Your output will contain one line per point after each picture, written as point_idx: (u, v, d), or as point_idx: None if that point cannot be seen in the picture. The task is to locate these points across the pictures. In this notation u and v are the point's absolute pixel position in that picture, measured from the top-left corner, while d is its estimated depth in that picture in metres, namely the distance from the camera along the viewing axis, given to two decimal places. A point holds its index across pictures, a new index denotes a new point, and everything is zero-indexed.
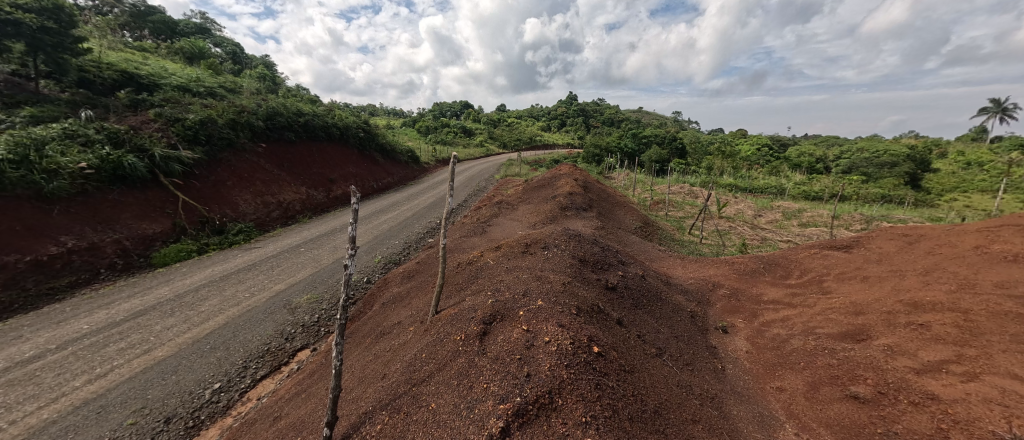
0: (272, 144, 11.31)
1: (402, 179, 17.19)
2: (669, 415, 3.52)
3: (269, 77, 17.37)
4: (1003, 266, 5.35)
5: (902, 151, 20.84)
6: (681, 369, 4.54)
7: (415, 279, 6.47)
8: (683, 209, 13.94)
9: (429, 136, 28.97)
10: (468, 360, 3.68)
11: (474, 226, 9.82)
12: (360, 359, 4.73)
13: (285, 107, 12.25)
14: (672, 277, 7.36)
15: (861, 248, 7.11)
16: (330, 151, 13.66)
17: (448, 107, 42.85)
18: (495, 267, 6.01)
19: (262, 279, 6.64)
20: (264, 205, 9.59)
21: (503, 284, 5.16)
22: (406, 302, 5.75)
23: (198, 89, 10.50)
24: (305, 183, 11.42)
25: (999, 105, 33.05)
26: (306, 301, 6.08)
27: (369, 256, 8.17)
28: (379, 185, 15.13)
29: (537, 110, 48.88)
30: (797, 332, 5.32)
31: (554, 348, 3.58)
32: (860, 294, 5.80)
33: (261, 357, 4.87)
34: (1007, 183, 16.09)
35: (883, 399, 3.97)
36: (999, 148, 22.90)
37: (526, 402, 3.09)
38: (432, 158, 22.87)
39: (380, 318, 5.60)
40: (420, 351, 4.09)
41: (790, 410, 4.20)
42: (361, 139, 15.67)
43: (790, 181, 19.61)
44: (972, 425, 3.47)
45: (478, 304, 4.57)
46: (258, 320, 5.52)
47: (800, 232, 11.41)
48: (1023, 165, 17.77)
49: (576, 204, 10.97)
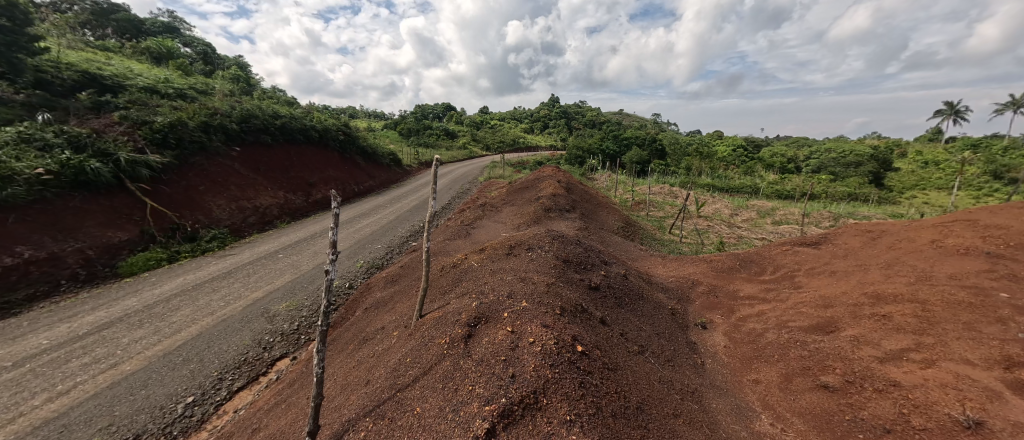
0: (247, 147, 11.09)
1: (384, 182, 17.07)
2: (651, 410, 3.63)
3: (243, 78, 16.98)
4: (956, 258, 5.69)
5: (866, 151, 21.87)
6: (663, 366, 4.67)
7: (399, 283, 6.45)
8: (663, 209, 14.27)
9: (411, 139, 28.81)
10: (453, 363, 3.73)
11: (458, 228, 9.86)
12: (342, 366, 4.71)
13: (260, 109, 12.02)
14: (653, 275, 7.56)
15: (829, 244, 7.45)
16: (309, 154, 13.46)
17: (430, 109, 42.68)
18: (480, 269, 6.07)
19: (238, 287, 6.52)
20: (240, 210, 9.39)
21: (488, 286, 5.22)
22: (391, 306, 5.75)
23: (167, 90, 10.22)
24: (283, 187, 11.23)
25: (952, 106, 35.01)
26: (285, 308, 6.00)
27: (352, 261, 8.12)
28: (361, 188, 14.99)
29: (520, 112, 49.14)
30: (771, 326, 5.54)
31: (538, 348, 3.66)
32: (829, 288, 6.07)
33: (237, 368, 4.79)
34: (961, 181, 17.07)
35: (850, 387, 4.19)
36: (952, 148, 24.33)
37: (511, 403, 3.15)
38: (415, 160, 22.74)
39: (363, 323, 5.58)
40: (405, 355, 4.12)
41: (765, 401, 4.38)
42: (341, 141, 15.50)
43: (764, 180, 20.31)
44: (931, 409, 3.69)
45: (462, 307, 4.61)
46: (234, 330, 5.42)
47: (774, 229, 11.83)
48: (974, 163, 18.94)
49: (560, 205, 11.14)
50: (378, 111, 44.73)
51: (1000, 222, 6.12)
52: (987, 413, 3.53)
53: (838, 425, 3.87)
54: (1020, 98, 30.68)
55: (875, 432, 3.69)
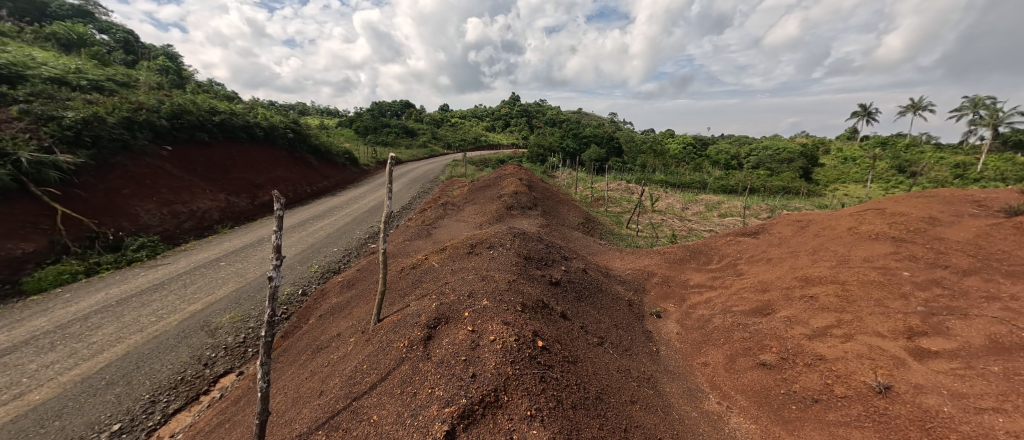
0: (179, 145, 10.35)
1: (340, 181, 16.53)
2: (610, 399, 3.83)
3: (172, 70, 15.72)
4: (869, 242, 6.38)
5: (797, 148, 23.90)
6: (621, 355, 4.92)
7: (356, 288, 6.34)
8: (620, 205, 14.86)
9: (368, 137, 27.97)
10: (412, 367, 3.75)
11: (419, 228, 9.78)
12: (293, 378, 4.55)
13: (194, 104, 11.23)
14: (612, 268, 7.91)
15: (766, 234, 8.12)
16: (253, 153, 12.78)
17: (387, 106, 41.58)
18: (440, 269, 6.09)
19: (173, 300, 6.12)
20: (174, 214, 8.78)
21: (448, 287, 5.26)
22: (347, 312, 5.63)
23: (79, 81, 9.30)
24: (224, 188, 10.60)
25: (865, 108, 38.84)
26: (228, 320, 5.72)
27: (305, 266, 7.84)
28: (314, 188, 14.43)
29: (481, 110, 48.98)
30: (717, 312, 5.97)
31: (498, 346, 3.75)
32: (765, 274, 6.62)
33: (173, 389, 4.51)
34: (873, 176, 19.17)
35: (785, 364, 4.62)
36: (866, 145, 27.25)
37: (472, 403, 3.21)
38: (372, 159, 22.13)
39: (318, 331, 5.40)
40: (362, 362, 4.09)
41: (713, 382, 4.74)
42: (290, 139, 14.83)
43: (711, 176, 21.62)
44: (850, 378, 4.15)
45: (422, 309, 4.63)
46: (169, 347, 5.10)
47: (720, 222, 12.64)
48: (883, 160, 21.32)
49: (521, 203, 11.30)
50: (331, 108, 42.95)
51: (902, 209, 6.92)
52: (895, 378, 4.00)
53: (775, 399, 4.27)
54: (918, 101, 34.61)
55: (805, 403, 4.11)
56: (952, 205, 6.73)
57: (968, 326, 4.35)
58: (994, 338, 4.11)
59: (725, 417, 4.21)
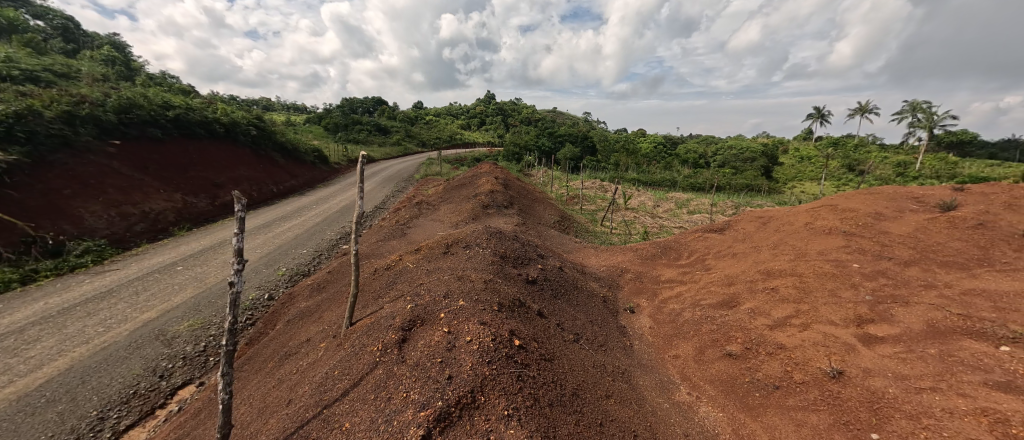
0: (128, 142, 9.84)
1: (309, 181, 16.09)
2: (586, 395, 3.94)
3: (119, 61, 14.87)
4: (823, 236, 6.79)
5: (758, 147, 25.08)
6: (596, 351, 5.06)
7: (326, 291, 6.22)
8: (595, 203, 15.17)
9: (338, 134, 27.27)
10: (386, 371, 3.73)
11: (393, 228, 9.66)
12: (258, 386, 4.42)
13: (143, 98, 10.70)
14: (587, 266, 8.09)
15: (732, 230, 8.49)
16: (212, 151, 12.26)
17: (358, 102, 40.65)
18: (415, 270, 6.07)
19: (125, 309, 5.83)
20: (123, 216, 8.33)
21: (423, 287, 5.25)
22: (318, 316, 5.53)
23: (11, 72, 8.69)
24: (181, 189, 10.13)
25: (819, 111, 40.88)
26: (186, 328, 5.49)
27: (272, 268, 7.62)
28: (281, 188, 13.97)
29: (456, 107, 48.61)
30: (687, 305, 6.22)
31: (475, 346, 3.79)
32: (731, 268, 6.93)
33: (124, 404, 4.29)
34: (827, 174, 20.52)
35: (749, 353, 4.87)
36: (820, 144, 28.94)
37: (448, 405, 3.21)
38: (343, 157, 21.62)
39: (286, 337, 5.26)
40: (333, 368, 4.04)
41: (683, 373, 4.95)
42: (252, 137, 14.34)
43: (681, 174, 22.35)
44: (807, 364, 4.41)
45: (396, 311, 4.62)
46: (120, 359, 4.85)
47: (689, 219, 13.08)
48: (835, 159, 22.75)
49: (497, 202, 11.35)
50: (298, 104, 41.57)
51: (852, 205, 7.39)
52: (846, 363, 4.29)
53: (740, 387, 4.51)
54: (865, 105, 36.86)
55: (767, 390, 4.35)
56: (894, 201, 7.24)
57: (909, 313, 4.69)
58: (932, 323, 4.44)
59: (695, 406, 4.39)
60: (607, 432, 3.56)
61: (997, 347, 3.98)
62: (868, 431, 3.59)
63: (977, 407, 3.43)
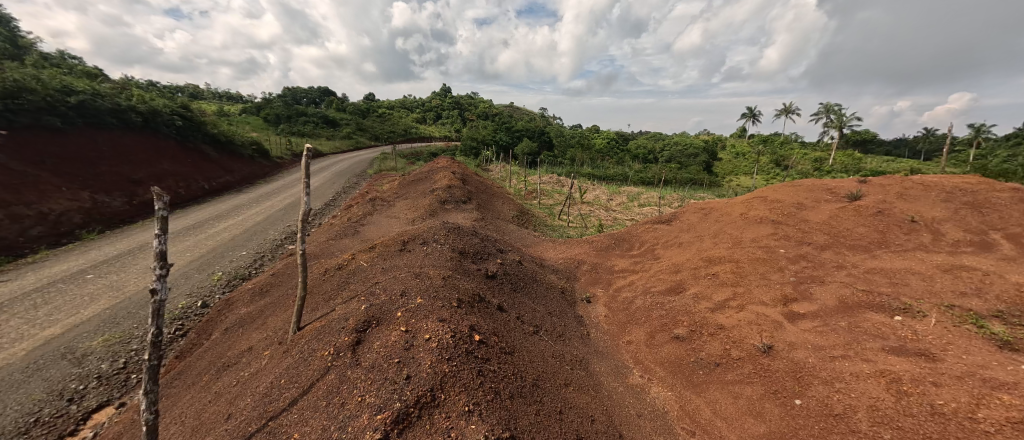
0: (19, 132, 8.74)
1: (246, 176, 15.14)
2: (545, 385, 4.12)
3: (5, 37, 13.07)
4: (756, 225, 7.45)
5: (701, 143, 26.82)
6: (555, 341, 5.28)
7: (270, 295, 5.95)
8: (553, 197, 15.56)
9: (281, 126, 25.74)
10: (340, 376, 3.70)
11: (345, 225, 9.38)
12: (191, 401, 4.11)
13: (37, 82, 9.54)
14: (546, 258, 8.35)
15: (678, 221, 9.08)
16: (125, 143, 11.20)
17: (303, 93, 38.57)
18: (370, 268, 6.01)
19: (23, 325, 5.11)
20: (15, 218, 7.38)
21: (378, 287, 5.22)
22: (262, 322, 5.29)
23: None
24: (88, 187, 9.17)
25: (751, 111, 44.05)
26: (101, 344, 4.88)
27: (205, 273, 7.10)
28: (213, 184, 13.02)
29: (411, 100, 47.44)
30: (639, 293, 6.62)
31: (434, 344, 3.85)
32: (677, 257, 7.45)
33: (23, 434, 3.71)
34: (759, 169, 22.53)
35: (693, 335, 5.29)
36: (755, 141, 31.40)
37: (407, 406, 3.24)
38: (286, 151, 20.49)
39: (223, 346, 4.95)
40: (279, 376, 3.93)
41: (636, 357, 5.29)
42: (175, 128, 13.26)
43: (632, 169, 23.41)
44: (743, 342, 4.86)
45: (349, 313, 4.57)
46: (16, 383, 4.21)
47: (640, 212, 13.79)
48: (766, 155, 24.90)
49: (455, 197, 11.32)
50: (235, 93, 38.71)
51: (779, 196, 8.15)
52: (775, 338, 4.79)
53: (687, 367, 4.90)
54: (788, 106, 40.34)
55: (709, 367, 4.77)
56: (812, 192, 8.05)
57: (826, 291, 5.32)
58: (843, 299, 5.06)
59: (646, 388, 4.72)
60: (565, 419, 3.76)
61: (892, 317, 4.60)
62: (792, 398, 4.06)
63: (877, 370, 3.94)
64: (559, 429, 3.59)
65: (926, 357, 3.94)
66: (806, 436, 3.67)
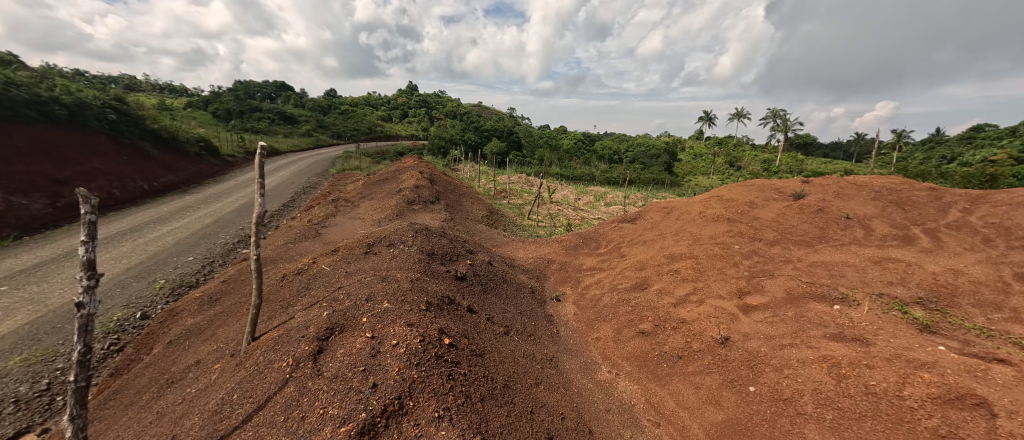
0: None
1: (191, 176, 14.28)
2: (516, 386, 4.18)
3: None
4: (714, 222, 7.83)
5: (662, 145, 27.86)
6: (525, 341, 5.36)
7: (221, 304, 5.67)
8: (522, 197, 15.70)
9: (233, 122, 24.38)
10: (300, 387, 3.59)
11: (305, 228, 9.07)
12: (128, 423, 3.80)
13: None
14: (516, 258, 8.44)
15: (642, 219, 9.40)
16: (49, 139, 10.29)
17: (257, 90, 36.80)
18: (333, 273, 5.86)
19: None
20: None
21: (341, 292, 5.11)
22: (211, 333, 5.03)
23: None
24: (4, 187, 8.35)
25: (708, 115, 45.88)
26: (18, 365, 4.46)
27: (146, 282, 6.65)
28: (153, 184, 12.19)
29: (375, 97, 46.28)
30: (606, 290, 6.83)
31: (401, 350, 3.82)
32: (642, 254, 7.73)
33: None
34: (715, 170, 23.77)
35: (657, 330, 5.51)
36: (712, 142, 32.94)
37: (373, 416, 3.18)
38: (237, 149, 19.49)
39: (167, 361, 4.65)
40: (232, 391, 3.76)
41: (604, 353, 5.46)
42: (107, 122, 12.34)
43: (598, 169, 23.99)
44: (702, 334, 5.13)
45: (310, 321, 4.45)
46: None
47: (606, 211, 14.16)
48: (722, 156, 26.24)
49: (423, 197, 11.21)
50: (182, 88, 36.35)
51: (735, 195, 8.60)
52: (731, 330, 5.08)
53: (652, 361, 5.10)
54: (740, 110, 42.48)
55: (673, 360, 4.98)
56: (763, 192, 8.55)
57: (776, 283, 5.69)
58: (790, 290, 5.43)
59: (614, 382, 4.88)
60: (537, 419, 3.83)
61: (832, 306, 4.99)
62: (747, 385, 4.33)
63: (820, 356, 4.26)
64: (530, 429, 3.66)
65: (861, 342, 4.31)
66: (760, 421, 3.94)
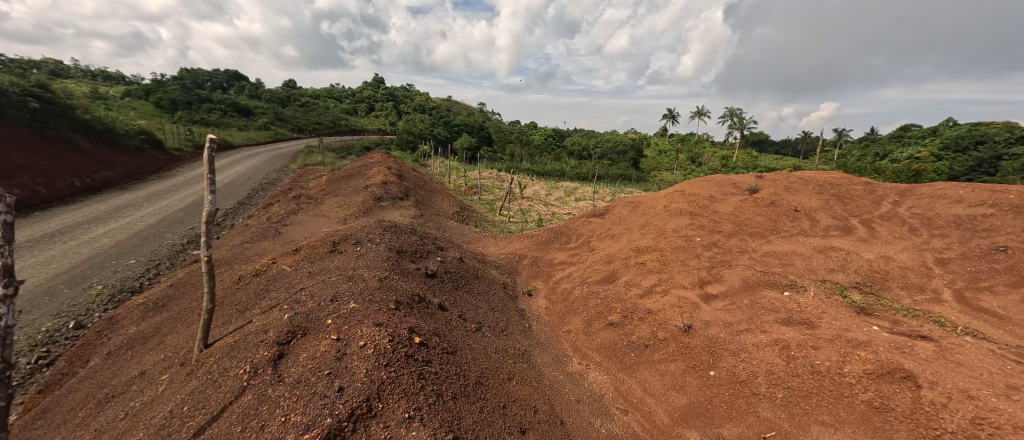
0: None
1: (131, 172, 13.35)
2: (489, 382, 4.25)
3: None
4: (677, 216, 8.16)
5: (629, 141, 28.62)
6: (497, 336, 5.44)
7: (168, 311, 5.40)
8: (493, 192, 15.75)
9: (181, 114, 22.89)
10: (259, 395, 3.48)
11: (265, 226, 8.73)
12: None
13: None
14: (487, 254, 8.50)
15: (610, 214, 9.67)
16: None
17: (209, 80, 34.78)
18: (294, 273, 5.72)
19: None
20: None
21: (304, 293, 4.99)
22: (157, 342, 4.78)
23: None
24: None
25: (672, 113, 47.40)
26: None
27: (80, 288, 6.20)
28: (86, 181, 11.31)
29: (338, 90, 44.76)
30: (576, 284, 7.01)
31: (369, 351, 3.79)
32: (610, 248, 7.97)
33: None
34: (678, 166, 24.71)
35: (625, 321, 5.72)
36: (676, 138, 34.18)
37: (340, 421, 3.13)
38: (185, 143, 18.40)
39: (106, 374, 4.36)
40: (181, 403, 3.59)
41: (574, 345, 5.62)
42: (27, 112, 11.33)
43: (568, 165, 24.35)
44: (667, 322, 5.38)
45: (270, 325, 4.33)
46: None
47: (576, 206, 14.44)
48: (685, 153, 27.30)
49: (391, 194, 11.06)
50: (123, 77, 33.84)
51: (696, 190, 8.99)
52: (693, 318, 5.35)
53: (620, 351, 5.29)
54: (701, 109, 44.22)
55: (640, 349, 5.20)
56: (721, 186, 8.99)
57: (733, 273, 6.03)
58: (746, 279, 5.78)
59: (584, 374, 5.04)
60: (509, 413, 3.92)
61: (782, 292, 5.36)
62: (707, 370, 4.58)
63: (772, 339, 4.57)
64: (502, 423, 3.74)
65: (807, 325, 4.66)
66: (719, 403, 4.19)
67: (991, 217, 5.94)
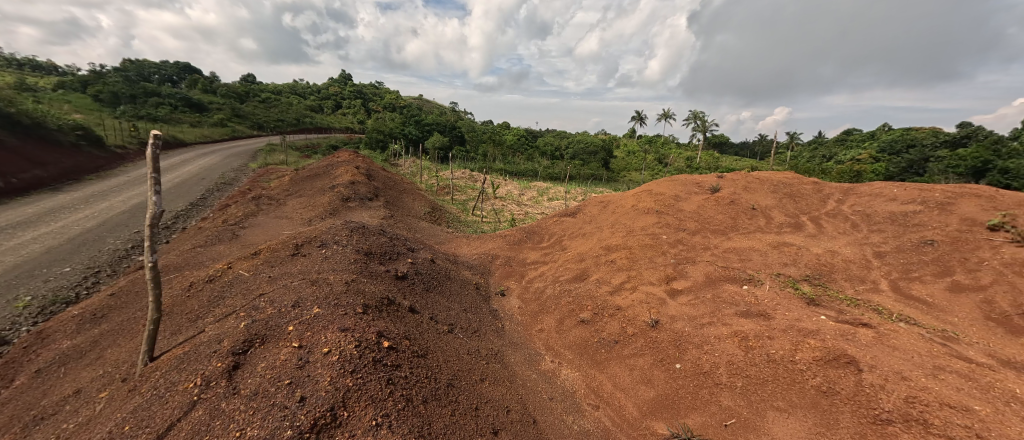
0: None
1: (65, 171, 12.39)
2: (461, 384, 4.26)
3: None
4: (644, 214, 8.43)
5: (600, 142, 29.17)
6: (470, 337, 5.46)
7: (109, 323, 5.08)
8: (466, 193, 15.69)
9: (126, 108, 21.44)
10: (212, 408, 3.34)
11: (221, 229, 8.35)
12: None
13: None
14: (460, 255, 8.50)
15: (581, 213, 9.87)
16: None
17: (160, 74, 32.81)
18: (253, 278, 5.53)
19: None
20: None
21: (263, 299, 4.83)
22: (95, 356, 4.49)
23: None
24: None
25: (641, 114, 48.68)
26: None
27: (4, 301, 5.72)
28: (13, 181, 10.41)
29: (303, 86, 43.22)
30: (549, 282, 7.12)
31: (334, 358, 3.73)
32: (581, 246, 8.14)
33: None
34: (647, 167, 25.41)
35: (596, 318, 5.87)
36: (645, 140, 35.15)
37: (301, 432, 3.07)
38: (130, 140, 17.26)
39: (35, 394, 4.06)
40: (123, 421, 3.38)
41: (547, 344, 5.72)
42: None
43: (541, 165, 24.56)
44: (635, 318, 5.57)
45: (225, 334, 4.17)
46: None
47: (549, 206, 14.61)
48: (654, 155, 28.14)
49: (360, 194, 10.85)
50: (61, 69, 31.44)
51: (662, 190, 9.32)
52: (660, 313, 5.56)
53: (591, 348, 5.42)
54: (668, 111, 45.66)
55: (610, 345, 5.35)
56: (686, 186, 9.35)
57: (697, 268, 6.31)
58: (709, 274, 6.06)
59: (556, 371, 5.14)
60: (481, 415, 3.96)
61: (741, 286, 5.66)
62: (673, 363, 4.77)
63: (733, 331, 4.82)
64: (474, 425, 3.77)
65: (764, 317, 4.94)
66: (684, 394, 4.38)
67: (921, 213, 6.48)
